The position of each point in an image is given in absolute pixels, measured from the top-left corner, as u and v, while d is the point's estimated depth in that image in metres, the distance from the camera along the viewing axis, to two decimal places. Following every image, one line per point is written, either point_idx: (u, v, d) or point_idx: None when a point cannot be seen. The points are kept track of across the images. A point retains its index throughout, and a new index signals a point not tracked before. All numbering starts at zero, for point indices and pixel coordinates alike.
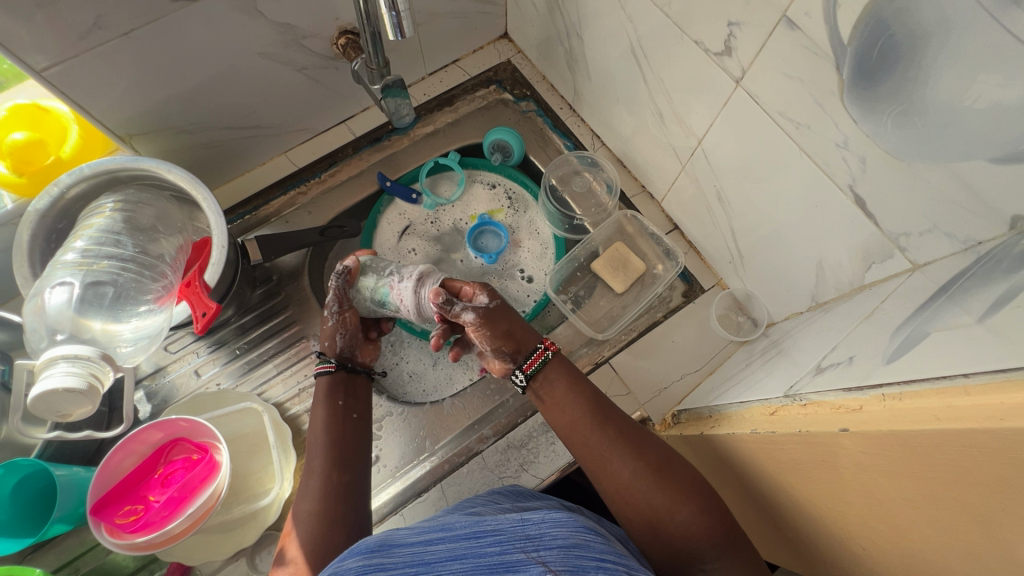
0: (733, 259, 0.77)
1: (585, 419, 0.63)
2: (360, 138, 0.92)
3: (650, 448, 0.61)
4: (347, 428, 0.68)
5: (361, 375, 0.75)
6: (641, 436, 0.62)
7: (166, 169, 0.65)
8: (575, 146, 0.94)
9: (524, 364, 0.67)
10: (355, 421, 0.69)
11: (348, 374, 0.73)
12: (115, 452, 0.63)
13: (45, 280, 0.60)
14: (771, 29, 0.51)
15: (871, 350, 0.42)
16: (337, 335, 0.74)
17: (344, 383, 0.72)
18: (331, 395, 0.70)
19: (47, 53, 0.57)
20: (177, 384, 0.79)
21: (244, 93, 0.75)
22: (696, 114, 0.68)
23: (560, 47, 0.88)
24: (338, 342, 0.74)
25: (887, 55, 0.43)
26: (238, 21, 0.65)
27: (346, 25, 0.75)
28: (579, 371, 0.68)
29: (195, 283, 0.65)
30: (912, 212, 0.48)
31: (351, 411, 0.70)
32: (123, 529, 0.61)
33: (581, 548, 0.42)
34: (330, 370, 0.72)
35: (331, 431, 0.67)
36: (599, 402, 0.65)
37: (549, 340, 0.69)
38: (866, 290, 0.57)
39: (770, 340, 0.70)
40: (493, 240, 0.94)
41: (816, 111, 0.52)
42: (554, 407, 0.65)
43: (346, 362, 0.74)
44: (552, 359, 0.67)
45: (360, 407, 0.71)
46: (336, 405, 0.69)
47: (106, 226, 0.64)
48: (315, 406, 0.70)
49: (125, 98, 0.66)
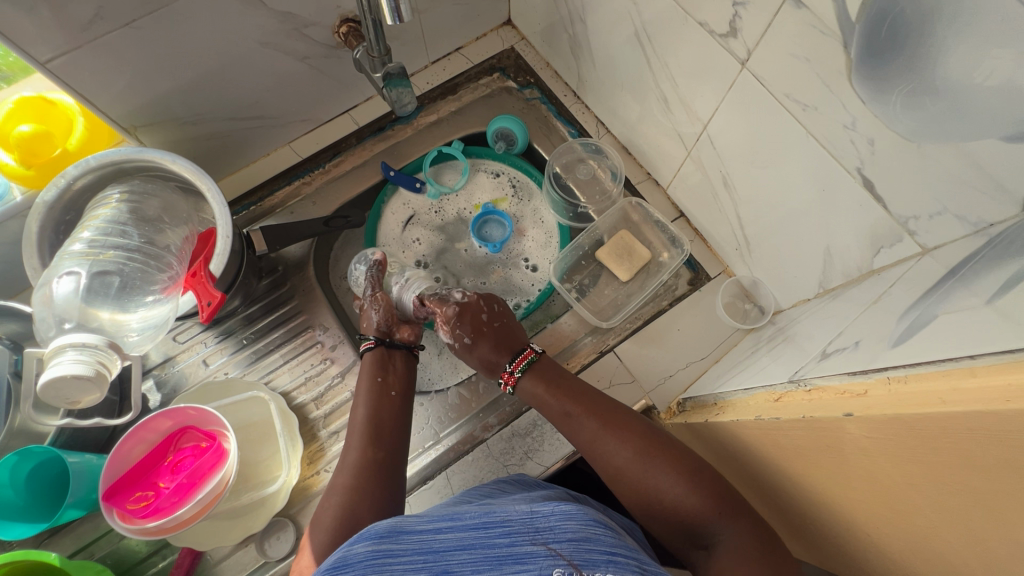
0: (740, 246, 0.76)
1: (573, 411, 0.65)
2: (363, 127, 0.92)
3: (636, 430, 0.62)
4: (382, 405, 0.69)
5: (399, 351, 0.76)
6: (628, 420, 0.63)
7: (171, 160, 0.66)
8: (579, 133, 0.93)
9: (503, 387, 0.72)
10: (392, 398, 0.71)
11: (386, 349, 0.75)
12: (125, 440, 0.64)
13: (53, 270, 0.61)
14: (777, 9, 0.50)
15: (877, 334, 0.41)
16: (373, 313, 0.77)
17: (381, 360, 0.73)
18: (369, 370, 0.72)
19: (52, 43, 0.57)
20: (186, 374, 0.80)
21: (247, 84, 0.75)
22: (702, 98, 0.67)
23: (564, 32, 0.87)
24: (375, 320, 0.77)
25: (897, 32, 0.42)
26: (239, 10, 0.65)
27: (347, 14, 0.74)
28: (559, 367, 0.71)
29: (201, 273, 0.65)
30: (922, 195, 0.47)
31: (389, 389, 0.71)
32: (134, 514, 0.62)
33: (590, 543, 0.42)
34: (370, 346, 0.74)
35: (370, 407, 0.69)
36: (583, 393, 0.67)
37: (506, 372, 0.71)
38: (875, 275, 0.56)
39: (777, 327, 0.70)
40: (497, 229, 0.94)
41: (823, 91, 0.50)
42: (544, 402, 0.68)
43: (383, 338, 0.76)
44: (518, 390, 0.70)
45: (400, 385, 0.73)
46: (373, 382, 0.71)
47: (112, 217, 0.64)
48: (358, 383, 0.72)
49: (129, 89, 0.66)
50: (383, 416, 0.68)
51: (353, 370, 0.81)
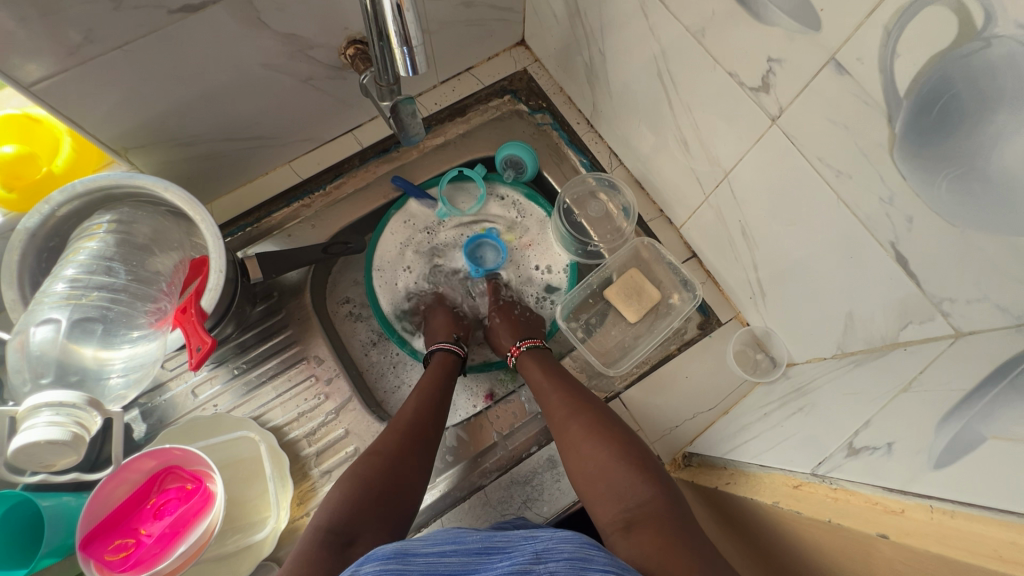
0: (755, 294, 0.73)
1: (546, 384, 0.73)
2: (367, 148, 0.88)
3: (596, 410, 0.67)
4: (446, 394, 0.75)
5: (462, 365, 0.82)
6: (591, 402, 0.69)
7: (163, 187, 0.62)
8: (592, 164, 0.90)
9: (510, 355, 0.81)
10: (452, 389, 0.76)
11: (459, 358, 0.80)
12: (106, 482, 0.61)
13: (30, 316, 0.57)
14: (817, 70, 0.47)
15: (911, 439, 0.39)
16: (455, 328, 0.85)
17: (450, 359, 0.79)
18: (445, 365, 0.78)
19: (37, 64, 0.53)
20: (174, 404, 0.76)
21: (248, 104, 0.72)
22: (725, 145, 0.64)
23: (579, 57, 0.83)
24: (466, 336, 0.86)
25: (948, 114, 0.39)
26: (242, 32, 0.61)
27: (356, 35, 0.71)
28: (551, 357, 0.78)
29: (191, 311, 0.62)
30: (961, 280, 0.45)
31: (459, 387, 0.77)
32: (113, 567, 0.59)
33: (586, 561, 0.40)
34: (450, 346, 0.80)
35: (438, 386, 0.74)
36: (565, 377, 0.74)
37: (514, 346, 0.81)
38: (899, 349, 0.53)
39: (790, 385, 0.67)
40: (490, 253, 0.92)
41: (860, 160, 0.48)
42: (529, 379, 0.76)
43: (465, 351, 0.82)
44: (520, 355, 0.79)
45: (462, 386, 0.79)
46: (430, 377, 0.76)
47: (97, 251, 0.61)
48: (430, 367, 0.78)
49: (122, 111, 0.62)
50: (437, 398, 0.73)
51: (349, 406, 0.78)
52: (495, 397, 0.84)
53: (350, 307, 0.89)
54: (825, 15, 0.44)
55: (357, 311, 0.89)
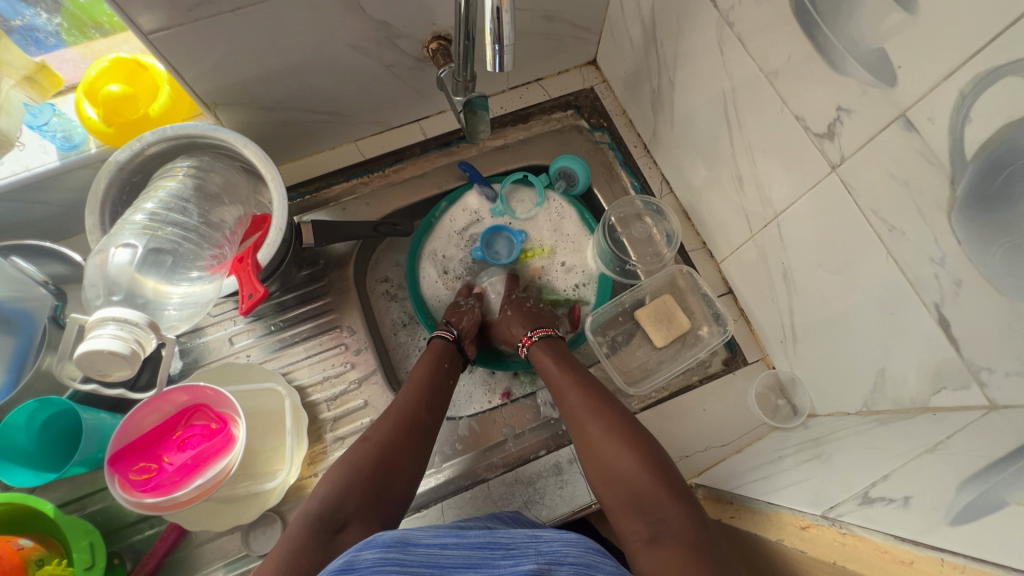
0: (785, 338, 0.73)
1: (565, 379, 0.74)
2: (430, 139, 0.92)
3: (616, 413, 0.68)
4: (440, 378, 0.76)
5: (461, 358, 0.82)
6: (611, 403, 0.70)
7: (243, 144, 0.66)
8: (642, 187, 0.93)
9: (531, 331, 0.82)
10: (446, 370, 0.78)
11: (456, 350, 0.81)
12: (141, 407, 0.65)
13: (111, 239, 0.62)
14: (885, 125, 0.48)
15: (932, 497, 0.39)
16: (465, 317, 0.85)
17: (443, 351, 0.79)
18: (438, 356, 0.78)
19: (154, 17, 0.58)
20: (210, 347, 0.80)
21: (331, 81, 0.76)
22: (779, 186, 0.65)
23: (647, 83, 0.86)
24: (463, 321, 0.85)
25: (1014, 183, 0.40)
26: (340, 14, 0.66)
27: (441, 31, 0.75)
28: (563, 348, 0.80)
29: (247, 261, 0.66)
30: (1000, 350, 0.45)
31: (450, 377, 0.77)
32: (134, 486, 0.62)
33: (590, 569, 0.44)
34: (447, 338, 0.81)
35: (425, 368, 0.76)
36: (580, 373, 0.75)
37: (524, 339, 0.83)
38: (928, 414, 0.53)
39: (809, 434, 0.66)
40: (503, 246, 0.93)
41: (914, 218, 0.48)
42: (547, 373, 0.77)
43: (460, 339, 0.83)
44: (534, 344, 0.80)
45: (454, 375, 0.79)
46: (429, 365, 0.77)
47: (176, 192, 0.66)
48: (421, 359, 0.78)
49: (220, 69, 0.67)
50: (431, 387, 0.74)
51: (371, 379, 0.81)
52: (511, 397, 0.85)
53: (386, 287, 0.92)
54: (903, 72, 0.45)
55: (393, 292, 0.92)
